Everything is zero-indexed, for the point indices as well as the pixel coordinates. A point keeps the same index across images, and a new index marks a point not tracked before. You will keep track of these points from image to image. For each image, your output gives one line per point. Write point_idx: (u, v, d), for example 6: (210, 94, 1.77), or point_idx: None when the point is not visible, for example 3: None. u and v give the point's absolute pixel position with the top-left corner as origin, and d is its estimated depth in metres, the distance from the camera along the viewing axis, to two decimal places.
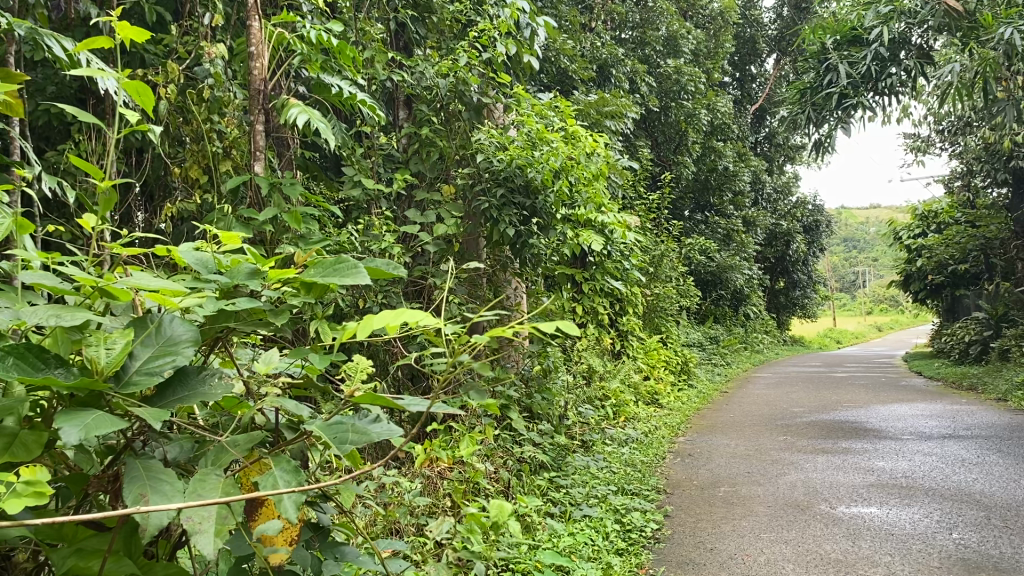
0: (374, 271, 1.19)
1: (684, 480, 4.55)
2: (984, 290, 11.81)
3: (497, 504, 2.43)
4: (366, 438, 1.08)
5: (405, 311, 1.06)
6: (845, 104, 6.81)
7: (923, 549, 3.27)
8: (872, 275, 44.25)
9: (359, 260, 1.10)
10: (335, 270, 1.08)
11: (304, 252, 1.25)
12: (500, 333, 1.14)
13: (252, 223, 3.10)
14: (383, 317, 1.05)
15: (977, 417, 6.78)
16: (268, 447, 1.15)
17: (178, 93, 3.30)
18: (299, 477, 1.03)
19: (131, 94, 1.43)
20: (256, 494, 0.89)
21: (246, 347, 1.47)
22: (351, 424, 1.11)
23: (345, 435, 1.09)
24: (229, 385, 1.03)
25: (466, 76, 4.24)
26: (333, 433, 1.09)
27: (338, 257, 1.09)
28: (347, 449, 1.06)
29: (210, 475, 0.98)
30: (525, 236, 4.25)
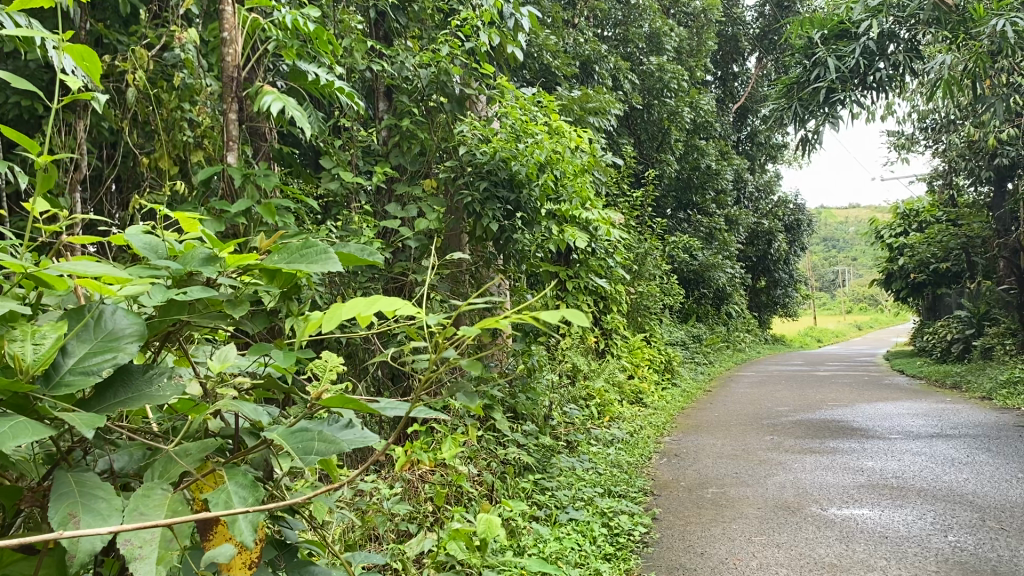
0: (347, 257, 1.08)
1: (672, 482, 4.45)
2: (966, 288, 11.83)
3: (487, 521, 2.48)
4: (335, 448, 0.96)
5: (379, 300, 0.94)
6: (832, 99, 6.78)
7: (919, 552, 3.18)
8: (851, 274, 44.49)
9: (329, 244, 0.98)
10: (302, 254, 0.96)
11: (268, 236, 1.12)
12: (492, 327, 1.03)
13: (225, 216, 2.95)
14: (355, 307, 0.93)
15: (964, 416, 6.73)
16: (226, 455, 1.03)
17: (147, 81, 3.16)
18: (257, 493, 0.90)
19: (74, 60, 1.29)
20: (204, 514, 0.76)
21: (209, 342, 1.34)
22: (318, 432, 0.98)
23: (310, 444, 0.96)
24: (181, 386, 0.90)
25: (447, 66, 4.13)
26: (296, 441, 0.97)
27: (306, 242, 0.96)
28: (313, 461, 0.93)
29: (155, 489, 0.85)
30: (508, 231, 4.12)
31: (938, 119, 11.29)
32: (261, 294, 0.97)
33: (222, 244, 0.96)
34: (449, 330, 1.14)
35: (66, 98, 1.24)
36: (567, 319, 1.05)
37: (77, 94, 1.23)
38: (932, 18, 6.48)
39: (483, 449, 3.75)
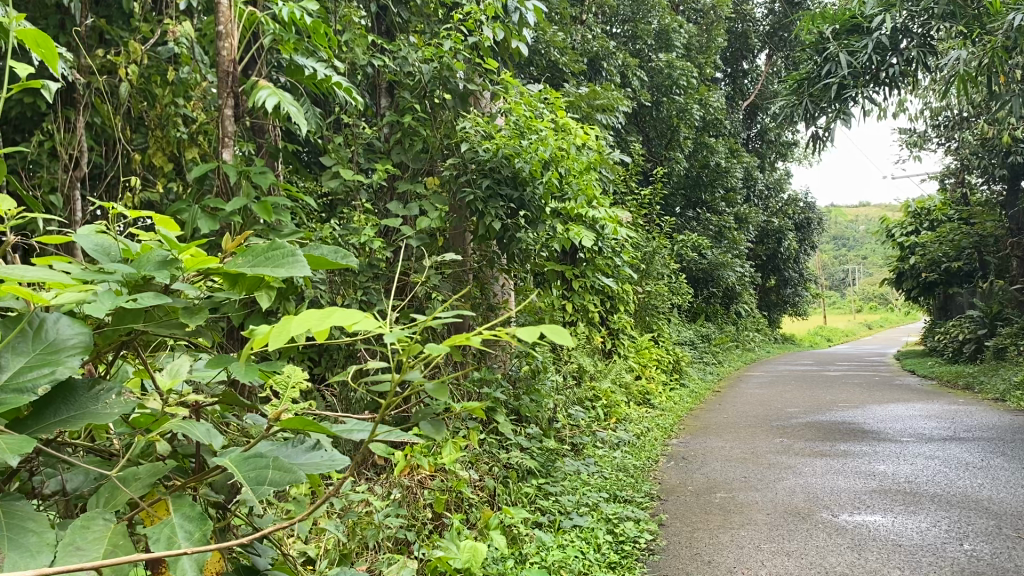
0: (318, 262, 1.00)
1: (679, 486, 4.36)
2: (978, 288, 11.70)
3: (472, 548, 2.38)
4: (291, 478, 0.88)
5: (333, 312, 0.84)
6: (844, 95, 6.65)
7: (935, 562, 3.08)
8: (861, 273, 44.29)
9: (296, 245, 0.90)
10: (265, 256, 0.88)
11: (235, 236, 1.04)
12: (458, 344, 0.90)
13: (219, 214, 2.87)
14: (307, 322, 0.83)
15: (979, 417, 6.61)
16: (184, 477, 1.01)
17: (141, 76, 3.10)
18: (203, 527, 0.85)
19: (30, 46, 1.23)
20: (136, 557, 0.72)
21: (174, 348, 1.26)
22: (276, 460, 0.90)
23: (265, 473, 0.88)
24: (129, 404, 0.87)
25: (450, 62, 4.05)
26: (249, 469, 0.90)
27: (270, 243, 0.88)
28: (267, 494, 0.86)
29: (96, 519, 0.82)
30: (512, 230, 4.04)
31: (950, 116, 11.16)
32: (222, 301, 0.89)
33: (181, 244, 0.89)
34: (411, 348, 1.01)
35: (16, 86, 1.17)
36: (544, 335, 0.88)
37: (27, 83, 1.17)
38: (946, 12, 6.35)
39: (485, 453, 3.68)
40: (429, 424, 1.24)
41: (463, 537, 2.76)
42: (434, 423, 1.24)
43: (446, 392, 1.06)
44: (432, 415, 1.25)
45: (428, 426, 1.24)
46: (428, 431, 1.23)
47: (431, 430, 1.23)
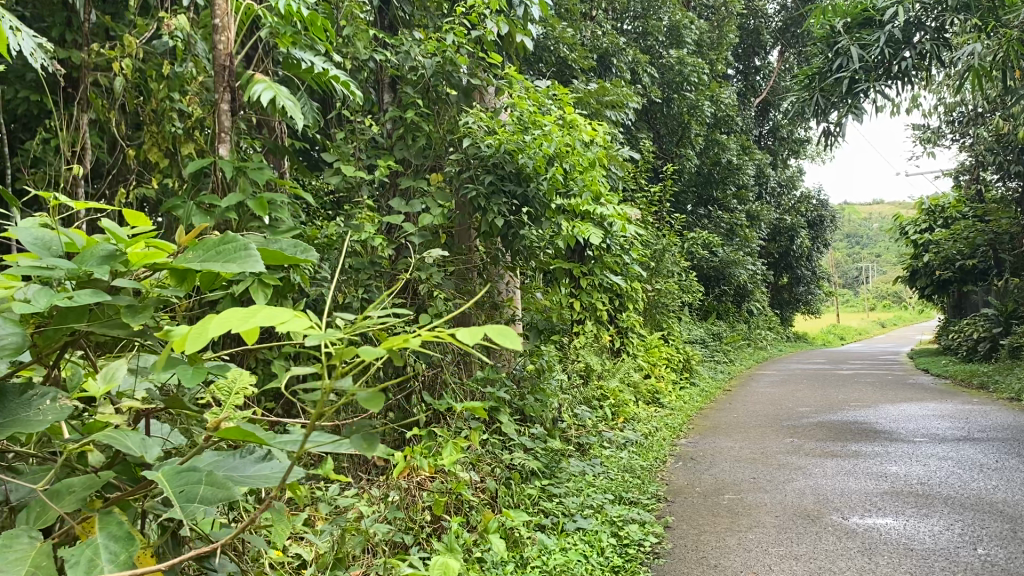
0: (273, 257, 1.08)
1: (686, 488, 4.29)
2: (993, 286, 11.55)
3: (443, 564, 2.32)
4: (222, 495, 0.95)
5: (259, 312, 0.80)
6: (855, 89, 6.52)
7: (947, 567, 3.00)
8: (875, 271, 43.99)
9: (247, 239, 0.98)
10: (218, 253, 0.95)
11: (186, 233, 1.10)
12: (398, 345, 0.81)
13: (213, 210, 2.81)
14: (231, 319, 0.80)
15: (993, 417, 6.51)
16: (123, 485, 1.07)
17: (135, 70, 3.04)
18: (129, 546, 0.92)
19: None
20: None
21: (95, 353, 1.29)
22: (210, 476, 0.97)
23: (196, 490, 0.95)
24: (62, 409, 0.97)
25: (453, 56, 3.99)
26: (179, 483, 0.95)
27: (222, 238, 0.96)
28: (197, 512, 0.92)
29: (20, 537, 0.91)
30: (515, 227, 3.96)
31: (965, 112, 11.03)
32: (169, 296, 0.97)
33: (131, 238, 0.96)
34: (343, 352, 0.84)
35: None
36: (489, 335, 0.80)
37: None
38: (961, 5, 6.22)
39: (488, 454, 3.61)
40: (358, 438, 0.93)
41: (460, 541, 2.71)
42: (366, 438, 0.94)
43: (382, 402, 0.85)
44: (366, 427, 0.95)
45: (360, 441, 0.93)
46: (354, 447, 0.93)
47: (359, 446, 0.93)
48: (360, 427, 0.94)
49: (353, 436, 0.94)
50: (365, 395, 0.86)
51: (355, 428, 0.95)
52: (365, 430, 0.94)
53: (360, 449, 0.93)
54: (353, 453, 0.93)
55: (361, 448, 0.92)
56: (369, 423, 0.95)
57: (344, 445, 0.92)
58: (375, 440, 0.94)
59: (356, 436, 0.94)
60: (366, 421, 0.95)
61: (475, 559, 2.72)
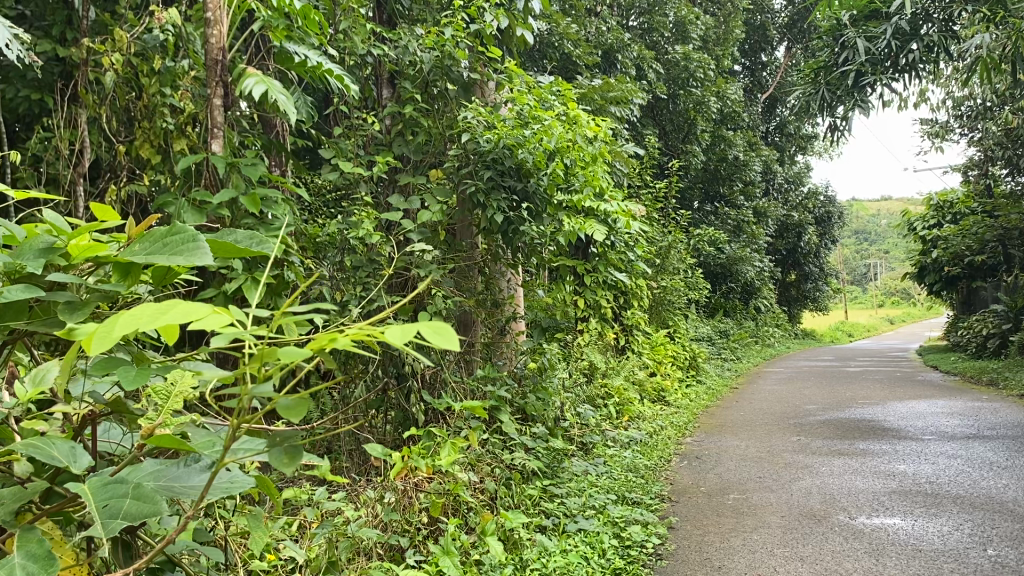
0: (225, 247, 1.05)
1: (691, 487, 4.23)
2: (1004, 282, 11.46)
3: None
4: (148, 510, 0.93)
5: (169, 310, 0.71)
6: (862, 83, 6.43)
7: (956, 569, 2.94)
8: (885, 267, 43.74)
9: (197, 230, 0.94)
10: (167, 245, 0.92)
11: (136, 224, 1.07)
12: (323, 345, 0.74)
13: (205, 207, 2.75)
14: (135, 319, 0.71)
15: (1003, 414, 6.42)
16: (55, 496, 1.04)
17: (126, 65, 2.99)
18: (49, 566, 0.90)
19: None
20: None
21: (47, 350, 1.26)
22: (137, 489, 0.95)
23: (121, 505, 0.93)
24: None
25: (452, 50, 3.92)
26: (104, 497, 0.93)
27: (170, 229, 0.93)
28: (118, 526, 0.90)
29: None
30: (515, 223, 3.89)
31: (974, 106, 10.92)
32: (111, 291, 0.96)
33: (77, 230, 0.96)
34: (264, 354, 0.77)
35: None
36: (422, 336, 0.72)
37: None
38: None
39: (489, 454, 3.55)
40: (279, 453, 0.91)
41: (457, 544, 2.65)
42: (288, 453, 0.92)
43: (305, 412, 0.80)
44: (289, 440, 0.93)
45: (279, 456, 0.92)
46: (272, 462, 0.90)
47: (279, 462, 0.90)
48: (279, 441, 0.91)
49: (274, 448, 0.92)
50: (287, 403, 0.82)
51: (276, 442, 0.93)
52: (286, 442, 0.92)
53: (280, 464, 0.91)
54: (271, 468, 0.91)
55: (279, 465, 0.90)
56: (291, 434, 0.94)
57: (263, 459, 0.90)
58: (298, 452, 0.92)
59: (277, 450, 0.93)
60: (288, 433, 0.93)
61: (473, 562, 2.66)
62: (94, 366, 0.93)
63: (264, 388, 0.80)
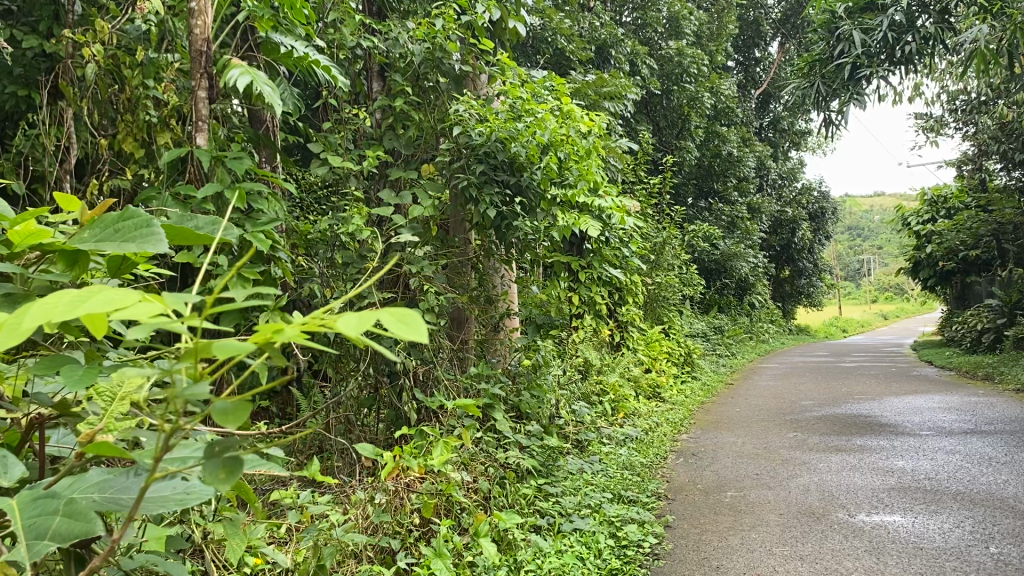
0: (184, 233, 0.98)
1: (688, 484, 4.18)
2: (997, 277, 11.45)
3: None
4: (80, 529, 0.83)
5: (85, 301, 0.63)
6: (858, 76, 6.37)
7: (959, 567, 2.88)
8: (879, 263, 43.83)
9: (151, 214, 0.88)
10: (118, 231, 0.86)
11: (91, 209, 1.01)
12: (267, 334, 0.63)
13: (190, 202, 2.68)
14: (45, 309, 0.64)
15: (1000, 409, 6.38)
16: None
17: (108, 56, 2.91)
18: None
19: None
20: None
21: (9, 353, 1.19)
22: (69, 505, 0.86)
23: (50, 524, 0.84)
24: None
25: (444, 42, 3.84)
26: (34, 514, 0.84)
27: (122, 213, 0.87)
28: (43, 549, 0.81)
29: None
30: (508, 217, 3.82)
31: (969, 100, 10.89)
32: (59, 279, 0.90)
33: (21, 213, 0.90)
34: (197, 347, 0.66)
35: None
36: (382, 324, 0.59)
37: None
38: None
39: (483, 453, 3.48)
40: (213, 466, 0.74)
41: (449, 546, 2.59)
42: (225, 466, 0.74)
43: (245, 417, 0.67)
44: (229, 450, 0.75)
45: (214, 470, 0.74)
46: (203, 478, 0.73)
47: (212, 478, 0.73)
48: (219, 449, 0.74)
49: (209, 460, 0.74)
50: (225, 407, 0.68)
51: (213, 453, 0.75)
52: (225, 452, 0.75)
53: (214, 480, 0.73)
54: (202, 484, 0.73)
55: (213, 481, 0.73)
56: (233, 444, 0.76)
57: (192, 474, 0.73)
58: (237, 464, 0.75)
59: (213, 463, 0.75)
60: (229, 444, 0.76)
61: (465, 564, 2.60)
62: (38, 364, 0.86)
63: (199, 390, 0.69)
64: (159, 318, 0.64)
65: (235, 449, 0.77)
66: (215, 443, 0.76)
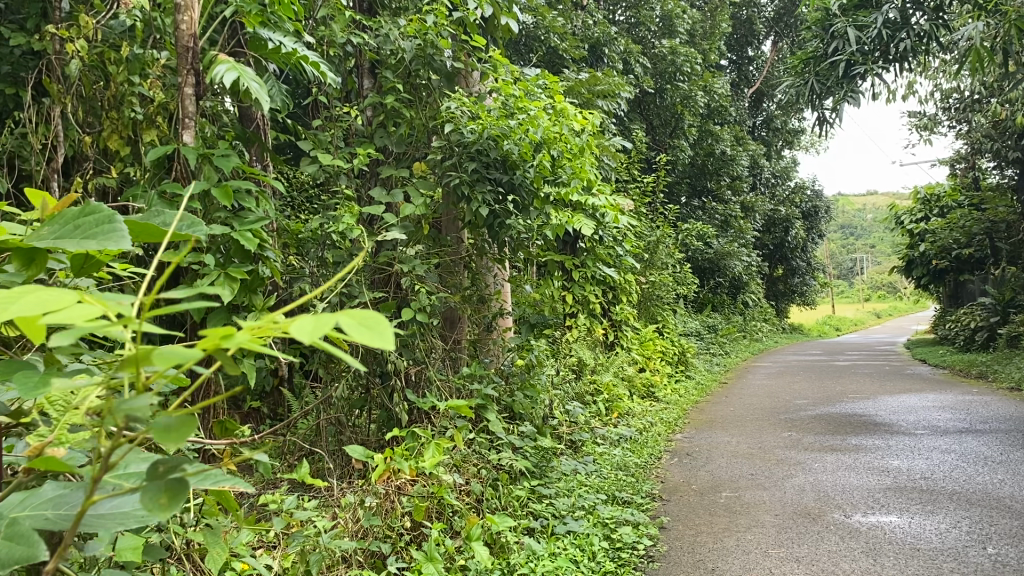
0: (148, 232, 0.96)
1: (682, 485, 4.14)
2: (990, 275, 11.45)
3: None
4: (20, 554, 0.77)
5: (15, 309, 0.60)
6: (852, 73, 6.34)
7: (956, 569, 2.85)
8: (871, 261, 43.94)
9: (113, 209, 0.87)
10: (79, 227, 0.85)
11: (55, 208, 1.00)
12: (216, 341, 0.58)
13: (176, 200, 2.63)
14: None
15: (995, 408, 6.36)
16: None
17: (93, 52, 2.86)
18: None
19: None
20: None
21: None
22: (11, 528, 0.79)
23: None
24: None
25: (435, 38, 3.80)
26: None
27: (82, 207, 0.86)
28: None
29: None
30: (501, 216, 3.78)
31: (962, 98, 10.88)
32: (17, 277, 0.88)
33: None
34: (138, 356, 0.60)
35: None
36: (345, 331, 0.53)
37: None
38: None
39: (475, 454, 3.44)
40: (155, 487, 0.64)
41: (440, 550, 2.55)
42: (168, 490, 0.65)
43: (189, 436, 0.59)
44: (176, 471, 0.66)
45: (154, 495, 0.64)
46: (142, 503, 0.63)
47: (151, 503, 0.63)
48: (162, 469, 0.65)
49: (150, 484, 0.65)
50: (169, 424, 0.61)
51: (156, 475, 0.66)
52: (170, 474, 0.66)
53: (153, 508, 0.64)
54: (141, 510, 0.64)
55: (151, 508, 0.63)
56: (179, 466, 0.67)
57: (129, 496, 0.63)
58: (182, 487, 0.66)
59: (154, 486, 0.65)
60: (175, 465, 0.67)
61: (457, 568, 2.55)
62: None
63: (140, 403, 0.62)
64: (98, 322, 0.59)
65: (181, 469, 0.67)
66: (159, 463, 0.66)
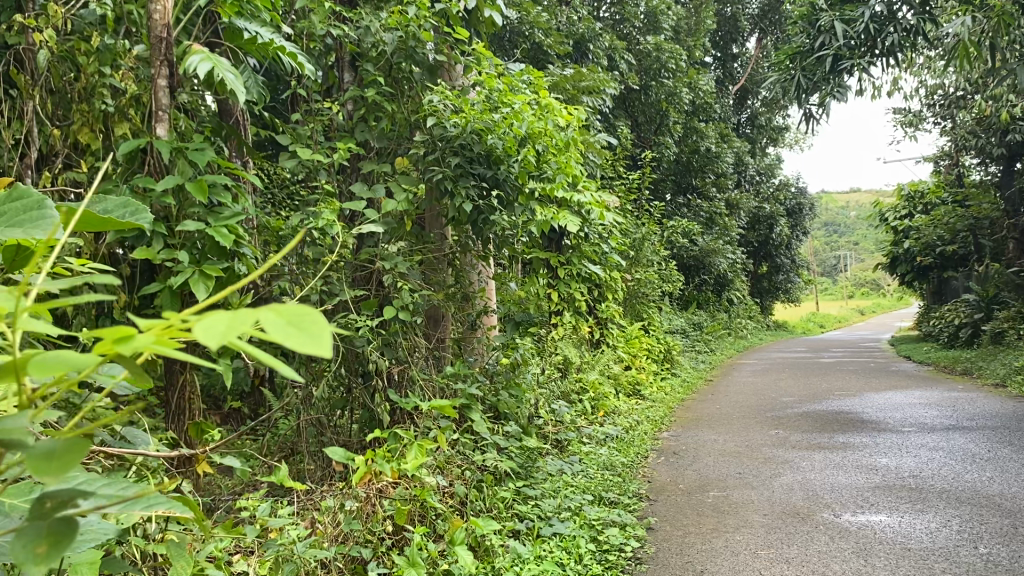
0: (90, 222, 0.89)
1: (669, 484, 4.09)
2: (973, 271, 11.48)
3: None
4: None
5: None
6: (839, 67, 6.31)
7: (947, 569, 2.80)
8: (854, 258, 44.18)
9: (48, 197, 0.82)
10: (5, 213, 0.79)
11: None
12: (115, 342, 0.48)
13: (147, 195, 2.55)
14: None
15: (980, 405, 6.35)
16: None
17: (61, 42, 2.77)
18: None
19: None
20: None
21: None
22: None
23: None
24: None
25: (417, 30, 3.72)
26: None
27: (12, 192, 0.81)
28: None
29: None
30: (485, 212, 3.71)
31: (946, 94, 10.89)
32: None
33: None
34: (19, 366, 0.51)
35: None
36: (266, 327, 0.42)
37: None
38: None
39: (459, 455, 3.37)
40: (35, 530, 0.53)
41: (422, 554, 2.47)
42: (48, 535, 0.53)
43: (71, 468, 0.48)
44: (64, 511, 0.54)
45: (32, 539, 0.53)
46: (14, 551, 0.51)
47: (25, 552, 0.51)
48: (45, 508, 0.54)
49: (30, 526, 0.54)
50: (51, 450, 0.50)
51: (39, 515, 0.54)
52: (56, 514, 0.54)
53: (26, 558, 0.52)
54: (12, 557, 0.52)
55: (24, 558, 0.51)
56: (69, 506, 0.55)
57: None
58: (68, 531, 0.54)
59: (35, 529, 0.54)
60: (64, 501, 0.55)
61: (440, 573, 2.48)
62: None
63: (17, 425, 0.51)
64: None
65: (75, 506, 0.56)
66: (46, 500, 0.55)
